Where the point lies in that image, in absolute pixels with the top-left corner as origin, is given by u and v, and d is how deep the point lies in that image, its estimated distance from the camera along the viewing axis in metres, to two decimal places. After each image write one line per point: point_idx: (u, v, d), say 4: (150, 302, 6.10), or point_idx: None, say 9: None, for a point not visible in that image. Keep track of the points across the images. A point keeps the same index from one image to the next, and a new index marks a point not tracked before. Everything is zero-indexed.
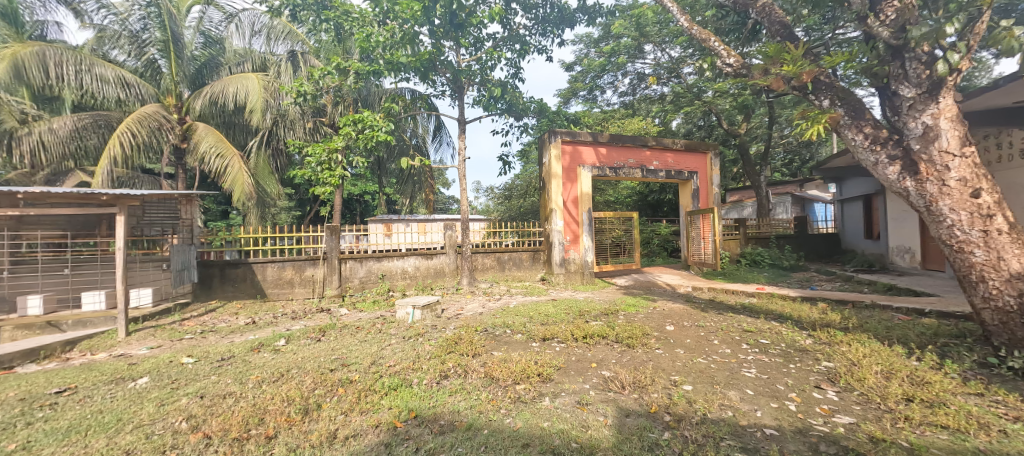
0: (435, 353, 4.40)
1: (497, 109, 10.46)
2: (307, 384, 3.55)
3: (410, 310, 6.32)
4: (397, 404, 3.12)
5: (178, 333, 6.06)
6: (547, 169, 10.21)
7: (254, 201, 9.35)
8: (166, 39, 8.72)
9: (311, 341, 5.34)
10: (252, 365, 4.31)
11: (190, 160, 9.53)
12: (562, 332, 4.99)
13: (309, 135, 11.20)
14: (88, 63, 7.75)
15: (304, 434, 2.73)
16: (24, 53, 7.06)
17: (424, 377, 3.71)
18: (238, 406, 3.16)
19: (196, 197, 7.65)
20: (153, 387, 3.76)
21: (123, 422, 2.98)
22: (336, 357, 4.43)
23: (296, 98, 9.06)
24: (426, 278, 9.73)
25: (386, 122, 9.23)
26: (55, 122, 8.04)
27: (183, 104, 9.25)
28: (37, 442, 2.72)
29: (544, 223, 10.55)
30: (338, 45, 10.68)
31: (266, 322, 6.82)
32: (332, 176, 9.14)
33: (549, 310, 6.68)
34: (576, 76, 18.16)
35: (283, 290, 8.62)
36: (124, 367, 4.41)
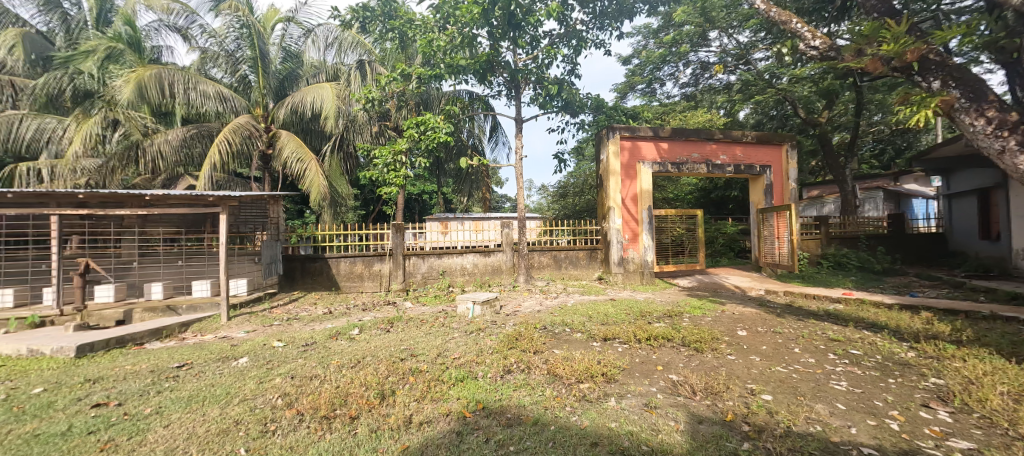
0: (496, 348, 4.52)
1: (554, 107, 10.44)
2: (381, 371, 3.81)
3: (470, 306, 6.53)
4: (465, 395, 3.26)
5: (269, 320, 6.78)
6: (605, 166, 10.00)
7: (328, 201, 10.15)
8: (255, 56, 9.76)
9: (381, 331, 5.72)
10: (332, 352, 4.71)
11: (275, 165, 10.56)
12: (623, 333, 4.89)
13: (375, 138, 11.91)
14: (194, 81, 8.88)
15: (383, 417, 2.95)
16: (147, 75, 8.23)
17: (489, 371, 3.83)
18: (324, 387, 3.47)
19: (281, 198, 8.48)
20: (251, 366, 4.24)
21: (231, 396, 3.40)
22: (405, 348, 4.71)
23: (364, 104, 9.70)
24: (484, 275, 9.97)
25: (446, 124, 9.56)
26: (170, 134, 9.30)
27: (269, 114, 10.27)
28: (167, 408, 3.20)
29: (602, 221, 10.35)
30: (402, 52, 11.24)
31: (341, 312, 7.40)
32: (397, 177, 9.68)
33: (607, 310, 6.56)
34: (634, 70, 17.56)
35: (354, 283, 9.29)
36: (228, 348, 5.02)
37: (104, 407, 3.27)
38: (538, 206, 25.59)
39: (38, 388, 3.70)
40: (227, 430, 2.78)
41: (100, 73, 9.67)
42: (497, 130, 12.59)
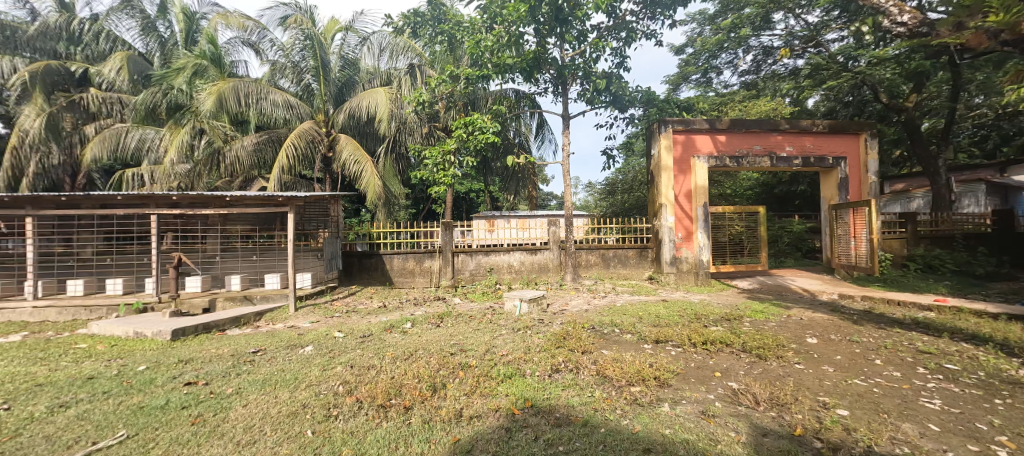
0: (544, 346, 4.50)
1: (602, 102, 10.19)
2: (432, 365, 3.94)
3: (518, 304, 6.56)
4: (513, 392, 3.29)
5: (330, 311, 7.27)
6: (657, 161, 9.63)
7: (383, 200, 10.66)
8: (318, 65, 10.44)
9: (432, 326, 5.91)
10: (386, 344, 4.94)
11: (335, 167, 11.25)
12: (677, 336, 4.68)
13: (425, 139, 12.30)
14: (265, 91, 9.67)
15: (435, 409, 3.05)
16: (226, 88, 9.09)
17: (536, 369, 3.83)
18: (381, 377, 3.66)
19: (341, 197, 9.03)
20: (316, 355, 4.56)
21: (299, 381, 3.69)
22: (455, 343, 4.83)
23: (415, 106, 10.06)
24: (531, 273, 9.99)
25: (494, 123, 9.66)
26: (246, 140, 10.22)
27: (329, 119, 10.95)
28: (245, 389, 3.53)
29: (653, 219, 9.97)
30: (450, 54, 11.52)
31: (394, 306, 7.77)
32: (446, 176, 9.96)
33: (659, 311, 6.33)
34: (688, 59, 16.71)
35: (407, 279, 9.69)
36: (296, 337, 5.45)
37: (194, 385, 3.67)
38: (585, 203, 25.17)
39: (143, 366, 4.23)
40: (296, 412, 3.01)
41: (189, 88, 10.82)
42: (543, 128, 12.49)
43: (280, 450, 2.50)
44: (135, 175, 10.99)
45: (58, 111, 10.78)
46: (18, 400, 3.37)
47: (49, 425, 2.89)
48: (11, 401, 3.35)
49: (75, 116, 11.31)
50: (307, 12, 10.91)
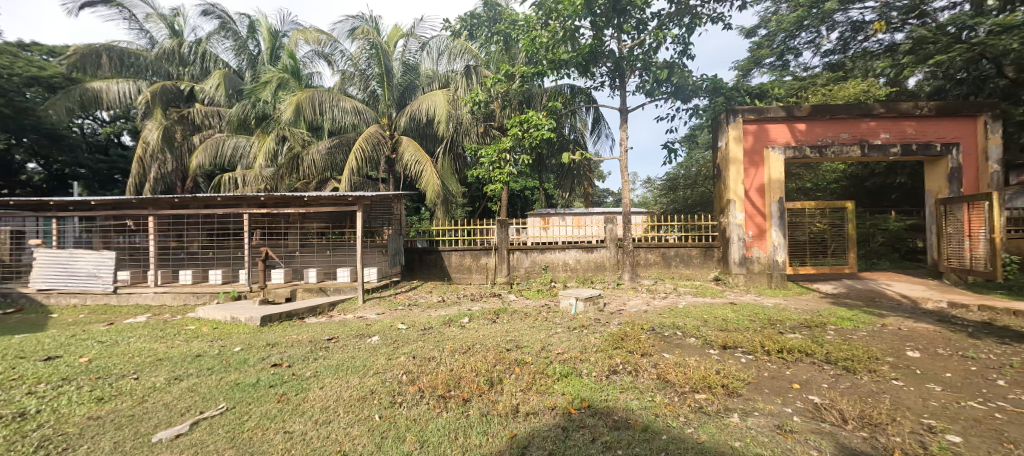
0: (601, 346, 4.41)
1: (662, 93, 9.72)
2: (489, 359, 4.02)
3: (574, 302, 6.49)
4: (570, 391, 3.27)
5: (394, 304, 7.70)
6: (725, 154, 9.00)
7: (442, 199, 11.06)
8: (382, 72, 11.08)
9: (489, 321, 6.05)
10: (446, 337, 5.14)
11: (398, 167, 11.87)
12: (747, 341, 4.35)
13: (481, 138, 12.53)
14: (336, 99, 10.45)
15: (492, 403, 3.11)
16: (303, 98, 9.96)
17: (593, 369, 3.77)
18: (441, 368, 3.81)
19: (403, 196, 9.50)
20: (382, 344, 4.86)
21: (367, 368, 3.96)
22: (511, 339, 4.90)
23: (472, 107, 10.31)
24: (587, 271, 9.82)
25: (549, 120, 9.61)
26: (320, 145, 11.12)
27: (392, 122, 11.57)
28: (322, 373, 3.86)
29: (720, 215, 9.35)
30: (506, 53, 11.64)
31: (452, 301, 8.06)
32: (501, 174, 10.10)
33: (726, 314, 5.92)
34: (760, 42, 15.37)
35: (464, 275, 9.98)
36: (364, 327, 5.85)
37: (280, 367, 4.09)
38: (644, 200, 24.21)
39: (238, 348, 4.78)
40: (365, 397, 3.23)
41: (274, 99, 12.00)
42: (600, 122, 12.13)
43: (352, 431, 2.70)
44: (231, 179, 12.41)
45: (172, 124, 12.48)
46: (144, 371, 3.97)
47: (167, 394, 3.36)
48: (139, 372, 3.95)
49: (184, 128, 13.02)
50: (372, 23, 11.61)
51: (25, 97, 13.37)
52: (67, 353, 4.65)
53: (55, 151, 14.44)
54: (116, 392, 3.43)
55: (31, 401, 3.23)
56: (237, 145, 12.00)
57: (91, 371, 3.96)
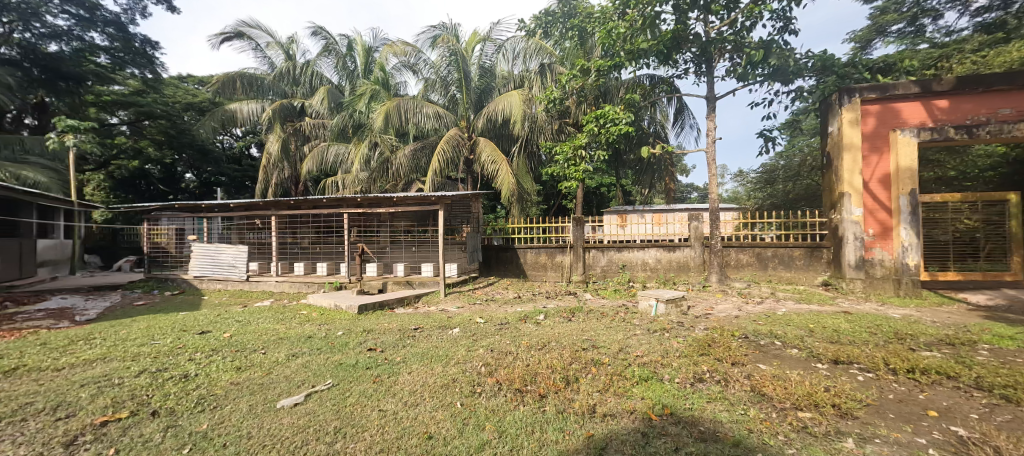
0: (684, 352, 4.14)
1: (757, 76, 8.79)
2: (565, 357, 4.01)
3: (654, 304, 6.17)
4: (649, 396, 3.14)
5: (473, 299, 8.06)
6: (836, 140, 7.91)
7: (517, 197, 11.26)
8: (461, 77, 11.60)
9: (564, 319, 6.02)
10: (522, 333, 5.24)
11: (476, 167, 12.34)
12: (865, 357, 3.76)
13: (556, 136, 12.47)
14: (420, 105, 11.19)
15: (568, 401, 3.11)
16: (392, 107, 10.85)
17: (676, 375, 3.56)
18: (518, 363, 3.91)
19: (480, 195, 9.86)
20: (462, 336, 5.12)
21: (449, 358, 4.20)
22: (587, 338, 4.82)
23: (547, 105, 10.33)
24: (669, 271, 9.27)
25: (627, 114, 9.24)
26: (407, 149, 11.99)
27: (470, 124, 12.04)
28: (409, 359, 4.18)
29: (831, 211, 8.19)
30: (581, 48, 11.42)
31: (528, 298, 8.18)
32: (577, 172, 9.99)
33: (838, 324, 5.18)
34: (884, 6, 13.08)
35: (539, 272, 10.05)
36: (445, 319, 6.20)
37: (374, 351, 4.52)
38: (735, 194, 22.12)
39: (340, 332, 5.38)
40: (448, 385, 3.44)
41: (367, 109, 13.23)
42: (682, 113, 11.28)
43: (437, 415, 2.90)
44: (333, 183, 13.97)
45: (287, 137, 14.41)
46: (270, 347, 4.67)
47: (286, 368, 3.92)
48: (266, 348, 4.66)
49: (297, 140, 14.95)
50: (452, 30, 12.19)
51: (184, 120, 16.48)
52: (214, 328, 5.65)
53: (204, 164, 17.57)
54: (249, 363, 4.09)
55: (190, 366, 3.98)
56: (338, 153, 13.45)
57: (231, 345, 4.76)
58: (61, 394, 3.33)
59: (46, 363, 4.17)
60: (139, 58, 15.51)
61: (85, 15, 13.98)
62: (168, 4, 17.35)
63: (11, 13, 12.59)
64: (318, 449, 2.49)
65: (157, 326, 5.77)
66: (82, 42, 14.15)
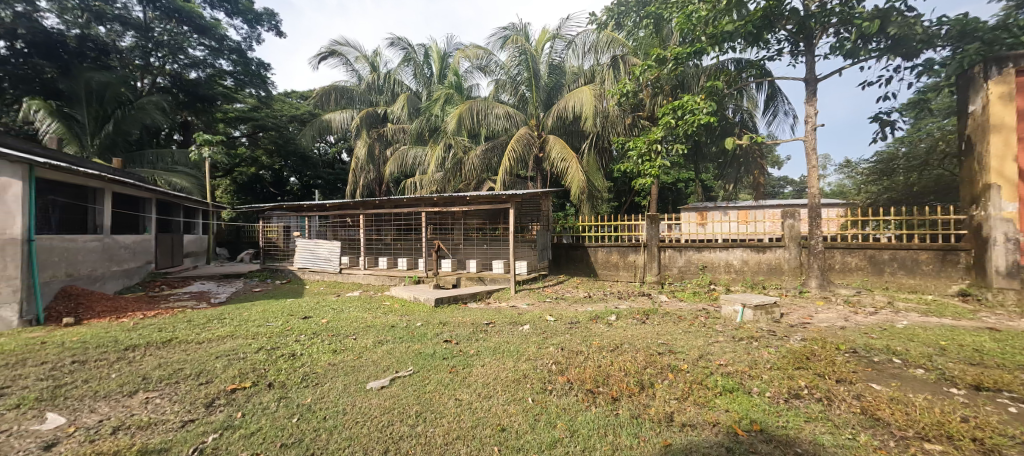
0: (776, 364, 3.76)
1: (871, 52, 7.62)
2: (639, 361, 3.87)
3: (740, 309, 5.69)
4: (735, 409, 2.91)
5: (542, 296, 8.11)
6: (981, 121, 6.59)
7: (587, 195, 11.05)
8: (530, 76, 11.65)
9: (637, 321, 5.80)
10: (593, 333, 5.15)
11: (545, 165, 12.34)
12: (1021, 385, 3.09)
13: (629, 131, 11.96)
14: (491, 107, 11.48)
15: (643, 406, 3.00)
16: (465, 109, 11.27)
17: (767, 389, 3.25)
18: (588, 363, 3.86)
19: (550, 193, 9.84)
20: (533, 333, 5.18)
21: (521, 353, 4.28)
22: (662, 342, 4.60)
23: (619, 98, 9.98)
24: (757, 274, 8.44)
25: (709, 103, 8.56)
26: (478, 150, 12.38)
27: (540, 123, 12.05)
28: (482, 352, 4.34)
29: (972, 207, 6.85)
30: (657, 36, 10.81)
31: (599, 297, 8.01)
32: (652, 167, 9.51)
33: (981, 343, 4.31)
34: None
35: (610, 272, 9.78)
36: (516, 315, 6.31)
37: (450, 343, 4.75)
38: (839, 187, 19.43)
39: (419, 323, 5.74)
40: (519, 380, 3.50)
41: (442, 113, 13.91)
42: (773, 99, 10.08)
43: (509, 409, 2.96)
44: (412, 184, 14.92)
45: (373, 142, 15.70)
46: (360, 334, 5.14)
47: (373, 353, 4.29)
48: (356, 334, 5.14)
49: (381, 144, 16.23)
50: (522, 30, 12.29)
51: (289, 131, 18.74)
52: (314, 314, 6.38)
53: (305, 168, 19.83)
54: (343, 347, 4.55)
55: (296, 346, 4.54)
56: (416, 155, 14.33)
57: (328, 330, 5.34)
58: (202, 363, 4.00)
59: (191, 337, 5.05)
60: (255, 79, 18.07)
61: (215, 46, 16.52)
62: (277, 29, 19.90)
63: (164, 48, 15.25)
64: (402, 430, 2.69)
65: (271, 310, 6.66)
66: (213, 68, 16.73)
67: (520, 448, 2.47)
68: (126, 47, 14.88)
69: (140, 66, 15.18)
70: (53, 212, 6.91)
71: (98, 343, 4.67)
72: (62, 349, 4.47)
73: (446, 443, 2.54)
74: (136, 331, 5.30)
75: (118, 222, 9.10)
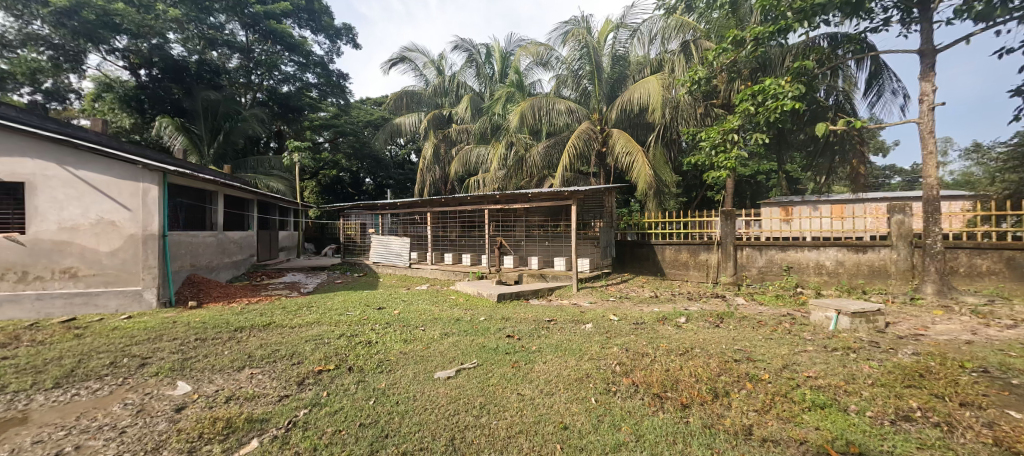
0: (879, 380, 3.30)
1: (1012, 12, 6.32)
2: (712, 367, 3.61)
3: (834, 316, 5.07)
4: (826, 427, 2.62)
5: (606, 295, 7.92)
6: None
7: (654, 190, 10.55)
8: (593, 69, 11.35)
9: (710, 325, 5.41)
10: (661, 335, 4.90)
11: (608, 160, 12.00)
12: None
13: (701, 121, 11.15)
14: (553, 102, 11.41)
15: (717, 416, 2.81)
16: (527, 106, 11.32)
17: (868, 407, 2.87)
18: (655, 366, 3.69)
19: (614, 189, 9.51)
20: (596, 332, 5.08)
21: (583, 352, 4.22)
22: (739, 348, 4.25)
23: (690, 87, 9.37)
24: (855, 277, 7.47)
25: (795, 86, 7.68)
26: (540, 147, 12.34)
27: (603, 116, 11.70)
28: (544, 349, 4.34)
29: None
30: (733, 16, 9.92)
31: (666, 298, 7.63)
32: (726, 159, 8.82)
33: None
34: None
35: (680, 271, 9.26)
36: (578, 313, 6.22)
37: (512, 338, 4.83)
38: (965, 175, 16.47)
39: (482, 318, 5.91)
40: (582, 379, 3.46)
41: (504, 111, 14.10)
42: (877, 77, 8.78)
43: (571, 407, 2.94)
44: (475, 182, 15.33)
45: (439, 143, 16.38)
46: (427, 326, 5.41)
47: (441, 345, 4.49)
48: (424, 326, 5.41)
49: (446, 145, 16.87)
50: (584, 23, 11.99)
51: (365, 135, 20.21)
52: (387, 306, 6.85)
53: (378, 169, 21.27)
54: (413, 337, 4.82)
55: (372, 335, 4.90)
56: (479, 154, 14.67)
57: (399, 321, 5.70)
58: (294, 346, 4.48)
59: (285, 321, 5.68)
60: (334, 89, 20.36)
61: (303, 61, 18.52)
62: (354, 42, 21.54)
63: (262, 67, 17.33)
64: (467, 420, 2.79)
65: (350, 301, 7.27)
66: (301, 82, 18.83)
67: (583, 448, 2.44)
68: (233, 67, 16.92)
69: (244, 83, 17.33)
70: (179, 212, 8.12)
71: (214, 324, 5.44)
72: (187, 327, 5.27)
73: (510, 436, 2.59)
74: (243, 315, 6.09)
75: (228, 220, 10.52)
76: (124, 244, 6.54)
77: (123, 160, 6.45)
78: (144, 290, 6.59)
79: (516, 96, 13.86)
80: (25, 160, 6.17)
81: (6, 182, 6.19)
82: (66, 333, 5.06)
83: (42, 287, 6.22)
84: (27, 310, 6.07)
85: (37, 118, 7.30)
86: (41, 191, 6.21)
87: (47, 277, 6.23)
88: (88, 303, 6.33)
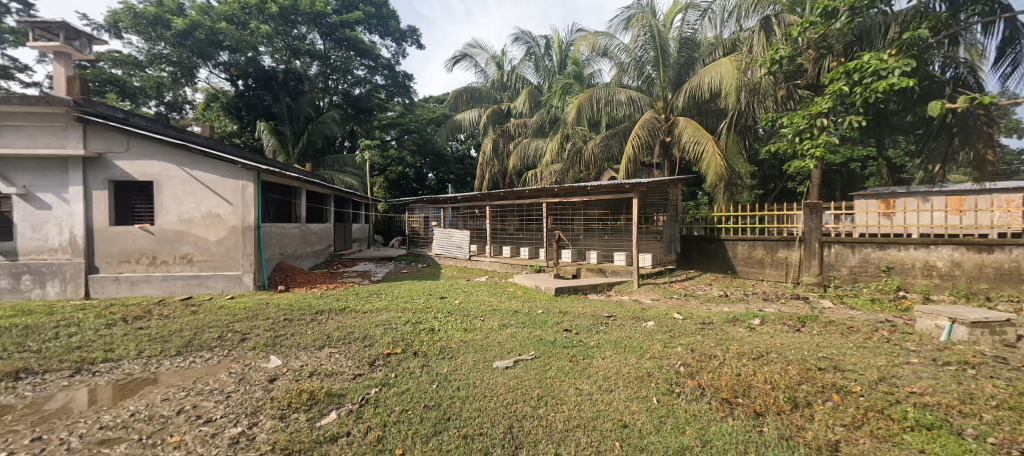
0: (1007, 402, 2.80)
1: None
2: (792, 375, 3.30)
3: (947, 324, 4.38)
4: (933, 450, 2.29)
5: (670, 292, 7.58)
6: None
7: (726, 182, 9.80)
8: (658, 54, 10.76)
9: (789, 328, 4.95)
10: (730, 336, 4.60)
11: (674, 150, 11.36)
12: None
13: (783, 105, 10.12)
14: (613, 92, 11.06)
15: (796, 429, 2.57)
16: (586, 98, 11.07)
17: (991, 433, 2.45)
18: (725, 369, 3.45)
19: (679, 181, 8.96)
20: (658, 330, 4.87)
21: (645, 350, 4.08)
22: (825, 356, 3.84)
23: (770, 67, 8.54)
24: (977, 280, 6.39)
25: (903, 60, 6.67)
26: (600, 138, 11.98)
27: (669, 104, 11.09)
28: (603, 345, 4.26)
29: None
30: None
31: (738, 297, 7.12)
32: (812, 145, 7.89)
33: None
34: None
35: (753, 269, 8.55)
36: (639, 310, 6.02)
37: (570, 332, 4.80)
38: None
39: (540, 311, 5.94)
40: (643, 378, 3.34)
41: (562, 104, 13.91)
42: (1011, 44, 7.35)
43: (631, 406, 2.86)
44: (533, 175, 15.33)
45: (497, 137, 16.62)
46: (487, 316, 5.57)
47: (499, 335, 4.60)
48: (484, 316, 5.57)
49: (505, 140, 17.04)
50: (649, 7, 11.42)
51: (428, 132, 21.07)
52: (449, 295, 7.16)
53: (441, 165, 22.08)
54: (473, 327, 4.98)
55: (435, 323, 5.14)
56: (537, 147, 14.65)
57: (461, 310, 5.92)
58: (366, 329, 4.84)
59: (358, 307, 6.14)
60: (401, 89, 21.37)
61: (373, 64, 19.72)
62: (418, 43, 22.53)
63: (337, 72, 18.75)
64: (526, 410, 2.83)
65: (417, 289, 7.68)
66: (371, 84, 20.16)
67: (644, 447, 2.38)
68: (314, 74, 18.48)
69: (322, 88, 18.86)
70: (270, 206, 9.10)
71: (299, 307, 6.03)
72: (278, 308, 5.93)
73: (568, 430, 2.58)
74: (323, 299, 6.71)
75: (311, 213, 11.62)
76: (228, 234, 7.47)
77: (225, 160, 7.33)
78: (243, 274, 7.48)
79: (576, 87, 13.64)
80: (153, 162, 7.28)
81: (139, 181, 7.36)
82: (185, 309, 5.94)
83: (167, 270, 7.34)
84: (157, 288, 7.22)
85: (161, 125, 8.53)
86: (166, 188, 7.31)
87: (171, 261, 7.35)
88: (201, 284, 7.35)
